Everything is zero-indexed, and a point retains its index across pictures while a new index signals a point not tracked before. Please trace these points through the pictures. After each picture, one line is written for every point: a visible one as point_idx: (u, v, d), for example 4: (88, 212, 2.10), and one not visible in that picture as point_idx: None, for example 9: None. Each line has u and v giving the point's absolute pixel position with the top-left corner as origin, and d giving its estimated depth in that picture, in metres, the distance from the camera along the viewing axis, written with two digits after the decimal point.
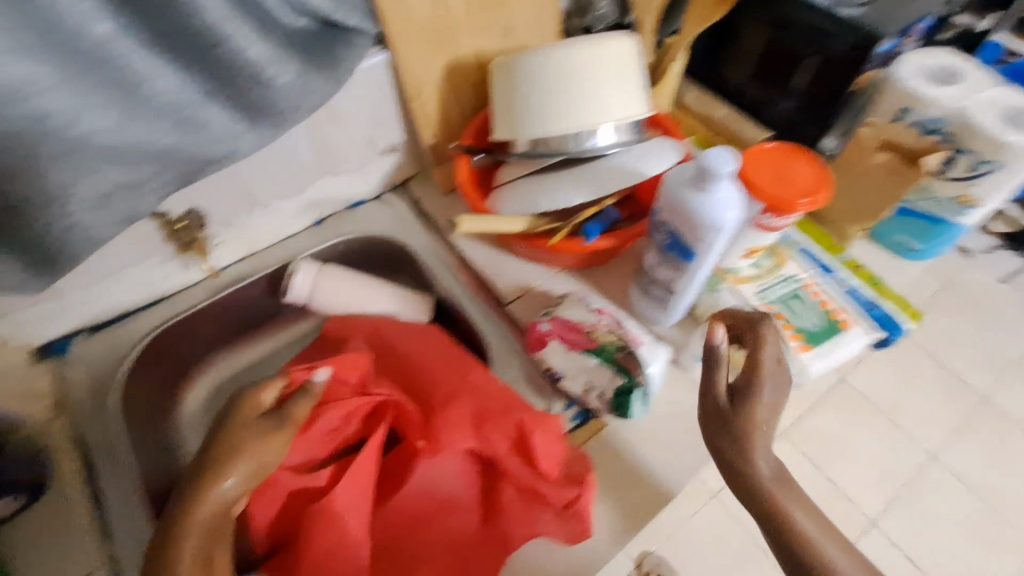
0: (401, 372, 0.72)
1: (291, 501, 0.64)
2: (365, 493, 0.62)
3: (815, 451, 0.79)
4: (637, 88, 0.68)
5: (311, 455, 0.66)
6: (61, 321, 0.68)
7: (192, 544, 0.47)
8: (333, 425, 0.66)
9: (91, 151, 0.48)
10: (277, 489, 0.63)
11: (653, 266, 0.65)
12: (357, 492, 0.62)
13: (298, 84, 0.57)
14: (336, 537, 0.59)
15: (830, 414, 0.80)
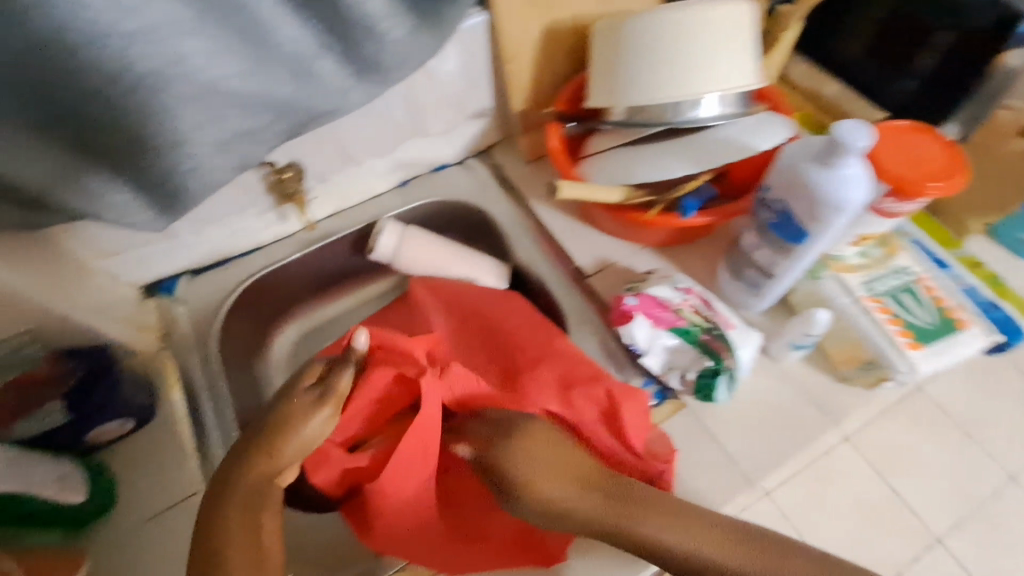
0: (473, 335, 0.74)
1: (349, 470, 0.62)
2: (426, 470, 0.61)
3: (879, 459, 0.74)
4: (750, 56, 0.64)
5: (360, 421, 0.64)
6: (171, 260, 0.72)
7: (234, 522, 0.50)
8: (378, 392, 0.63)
9: (218, 96, 0.50)
10: (333, 461, 0.61)
11: (751, 246, 0.62)
12: (417, 469, 0.60)
13: (408, 41, 0.57)
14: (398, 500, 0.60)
15: (900, 423, 0.75)
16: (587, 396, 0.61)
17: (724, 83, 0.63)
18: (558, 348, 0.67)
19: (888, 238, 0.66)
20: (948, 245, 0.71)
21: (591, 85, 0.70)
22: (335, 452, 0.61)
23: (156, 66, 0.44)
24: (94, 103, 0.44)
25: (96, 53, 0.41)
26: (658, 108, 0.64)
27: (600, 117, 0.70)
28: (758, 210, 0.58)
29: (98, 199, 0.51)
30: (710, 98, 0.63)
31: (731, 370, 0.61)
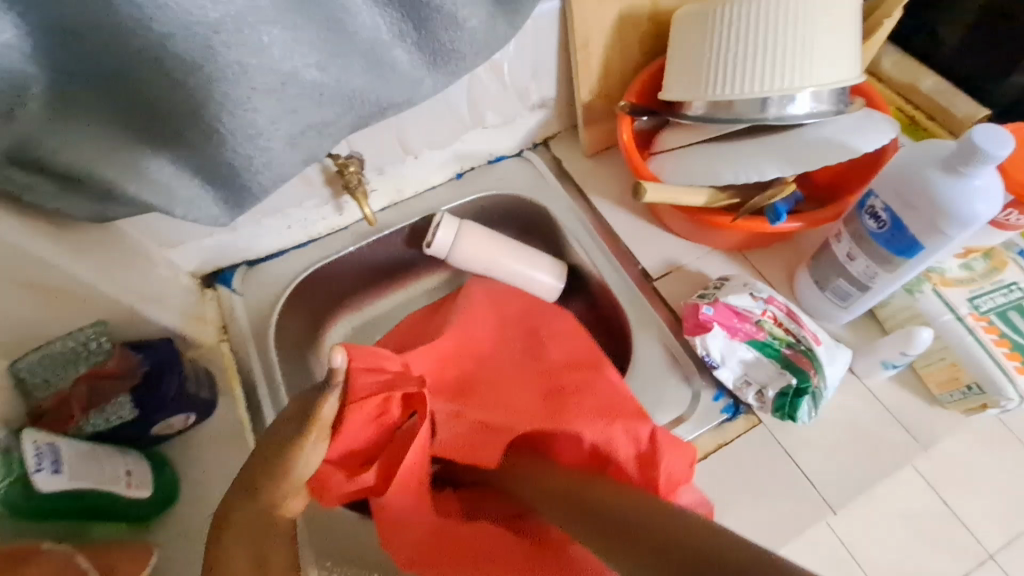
0: (501, 351, 0.72)
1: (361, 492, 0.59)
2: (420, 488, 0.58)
3: (940, 477, 0.68)
4: (850, 47, 0.59)
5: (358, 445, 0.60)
6: (228, 252, 0.72)
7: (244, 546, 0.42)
8: (369, 411, 0.59)
9: (295, 89, 0.47)
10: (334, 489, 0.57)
11: (844, 259, 0.57)
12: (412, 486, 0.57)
13: (486, 28, 0.53)
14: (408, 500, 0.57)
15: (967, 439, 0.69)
16: (622, 430, 0.58)
17: (823, 77, 0.58)
18: (596, 381, 0.64)
19: (994, 251, 0.60)
20: None
21: (670, 76, 0.65)
22: (336, 475, 0.57)
23: (238, 55, 0.42)
24: (173, 94, 0.43)
25: (181, 42, 0.40)
26: (749, 104, 0.59)
27: (678, 111, 0.65)
28: (858, 218, 0.54)
29: (169, 196, 0.49)
30: (807, 94, 0.58)
31: (817, 390, 0.58)
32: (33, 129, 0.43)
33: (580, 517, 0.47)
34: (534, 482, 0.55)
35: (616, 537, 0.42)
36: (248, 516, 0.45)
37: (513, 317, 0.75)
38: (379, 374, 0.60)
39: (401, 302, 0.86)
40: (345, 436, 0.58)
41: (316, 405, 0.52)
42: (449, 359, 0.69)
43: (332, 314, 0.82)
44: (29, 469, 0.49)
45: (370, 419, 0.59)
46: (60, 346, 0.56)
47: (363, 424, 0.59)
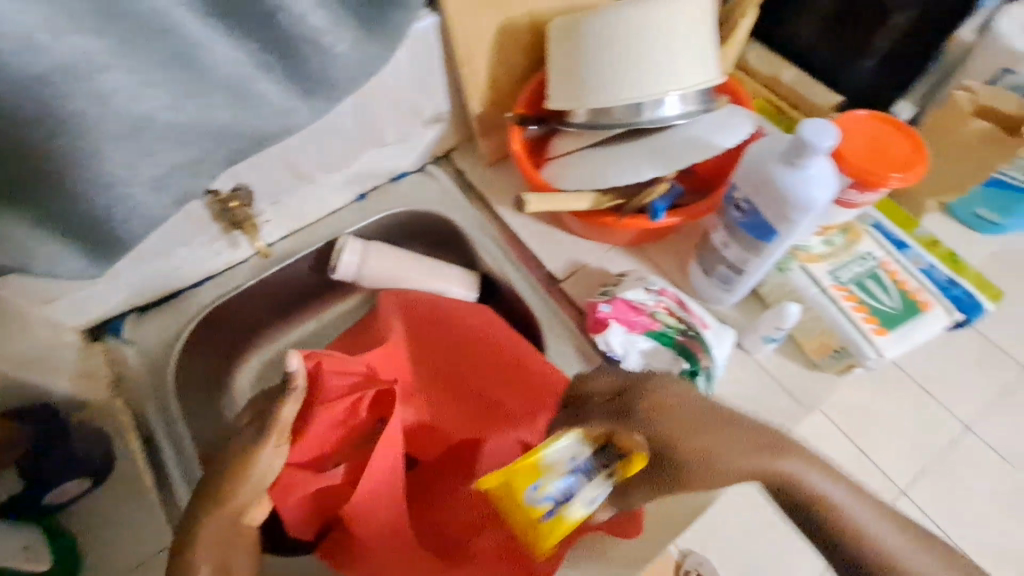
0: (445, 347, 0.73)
1: (322, 496, 0.63)
2: (388, 504, 0.62)
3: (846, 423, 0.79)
4: (709, 51, 0.63)
5: (320, 450, 0.65)
6: (113, 301, 0.68)
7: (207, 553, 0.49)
8: (335, 418, 0.65)
9: (149, 130, 0.46)
10: (299, 491, 0.60)
11: (720, 246, 0.62)
12: (380, 496, 0.62)
13: (356, 54, 0.53)
14: (376, 510, 0.61)
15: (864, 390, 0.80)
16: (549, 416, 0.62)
17: (686, 81, 0.62)
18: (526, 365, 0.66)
19: (851, 225, 0.67)
20: (907, 226, 0.71)
21: (551, 87, 0.68)
22: (300, 475, 0.60)
23: (81, 106, 0.41)
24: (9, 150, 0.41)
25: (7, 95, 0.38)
26: (625, 110, 0.62)
27: (563, 119, 0.68)
28: (725, 210, 0.58)
29: (24, 255, 0.46)
30: (676, 97, 0.62)
31: (708, 369, 0.62)
32: None
33: (820, 517, 0.44)
34: (707, 445, 0.48)
35: (857, 546, 0.43)
36: (216, 525, 0.50)
37: (445, 315, 0.74)
38: (348, 379, 0.66)
39: (315, 329, 0.83)
40: (313, 436, 0.63)
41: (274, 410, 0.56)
42: (401, 363, 0.72)
43: (242, 352, 0.79)
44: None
45: (336, 423, 0.66)
46: None
47: (332, 424, 0.65)
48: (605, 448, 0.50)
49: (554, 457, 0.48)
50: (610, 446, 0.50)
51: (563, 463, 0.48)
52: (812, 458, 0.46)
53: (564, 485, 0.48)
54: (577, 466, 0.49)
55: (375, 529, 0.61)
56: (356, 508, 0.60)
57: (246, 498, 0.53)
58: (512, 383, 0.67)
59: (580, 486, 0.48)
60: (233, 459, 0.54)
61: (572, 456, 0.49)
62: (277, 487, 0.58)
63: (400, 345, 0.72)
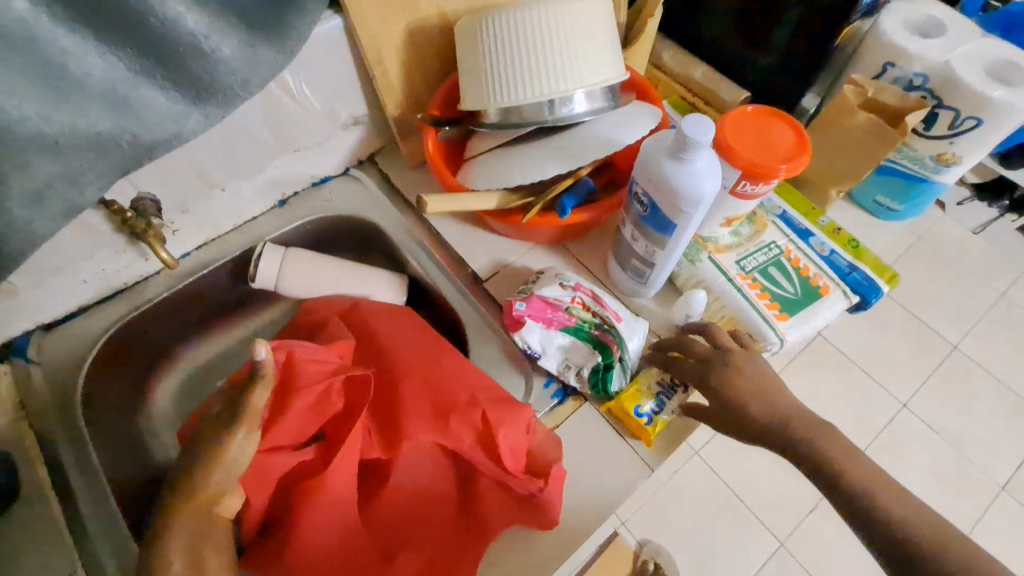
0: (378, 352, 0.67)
1: (286, 484, 0.62)
2: (346, 499, 0.60)
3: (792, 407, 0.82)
4: (613, 50, 0.65)
5: (300, 435, 0.62)
6: (13, 321, 0.64)
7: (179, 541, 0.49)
8: (310, 405, 0.61)
9: (20, 142, 0.44)
10: (268, 476, 0.60)
11: (631, 240, 0.63)
12: (344, 490, 0.60)
13: (246, 57, 0.53)
14: (337, 505, 0.60)
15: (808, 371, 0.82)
16: (461, 425, 0.59)
17: (589, 78, 0.63)
18: (446, 365, 0.63)
19: (757, 214, 0.70)
20: (812, 215, 0.74)
21: (462, 87, 0.67)
22: (273, 460, 0.60)
23: None
24: None
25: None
26: (535, 108, 0.63)
27: (476, 120, 0.68)
28: (631, 205, 0.60)
29: None
30: (581, 94, 0.63)
31: (622, 361, 0.63)
32: None
33: (828, 470, 0.47)
34: (770, 395, 0.54)
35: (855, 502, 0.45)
36: (192, 515, 0.51)
37: (403, 323, 0.70)
38: (325, 367, 0.63)
39: (241, 338, 0.81)
40: (286, 424, 0.60)
41: (246, 398, 0.54)
42: (373, 351, 0.68)
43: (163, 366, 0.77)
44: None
45: (311, 411, 0.61)
46: None
47: (305, 416, 0.61)
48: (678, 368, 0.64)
49: (647, 383, 0.64)
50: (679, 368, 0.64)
51: (653, 388, 0.63)
52: (829, 433, 0.49)
53: (657, 401, 0.63)
54: (662, 389, 0.64)
55: (308, 538, 0.59)
56: (318, 496, 0.59)
57: (220, 486, 0.53)
58: (445, 382, 0.62)
59: (670, 398, 0.63)
60: (207, 449, 0.53)
61: (661, 382, 0.64)
62: (248, 475, 0.58)
63: (372, 337, 0.69)
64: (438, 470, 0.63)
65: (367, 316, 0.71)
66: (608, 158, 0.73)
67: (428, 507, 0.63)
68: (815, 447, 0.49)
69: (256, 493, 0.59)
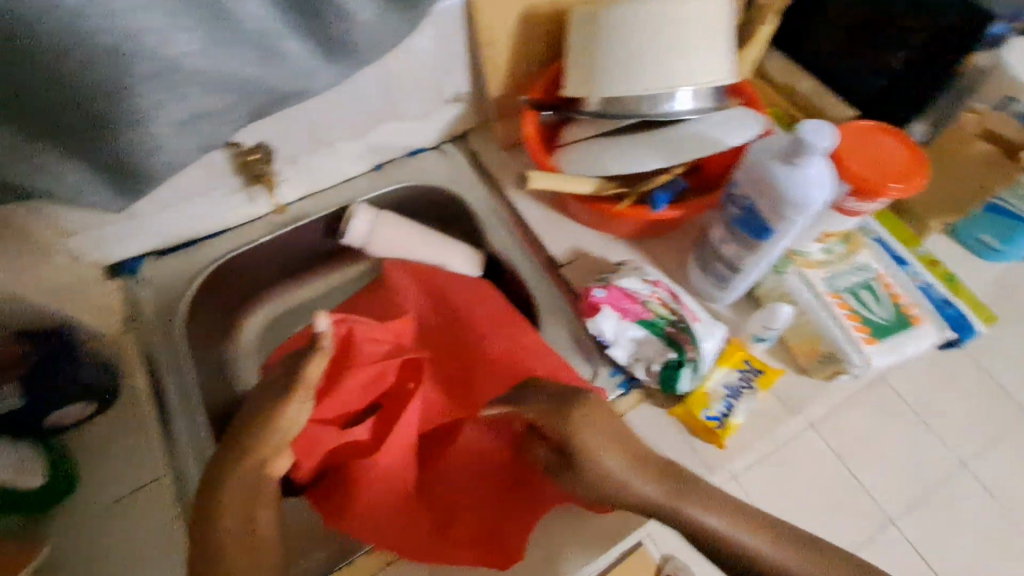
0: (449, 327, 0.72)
1: (336, 453, 0.64)
2: (402, 467, 0.64)
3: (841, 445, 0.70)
4: (728, 53, 0.65)
5: (348, 408, 0.67)
6: (134, 242, 0.70)
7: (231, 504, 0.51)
8: (365, 379, 0.66)
9: (179, 74, 0.48)
10: (321, 445, 0.62)
11: (718, 242, 0.63)
12: (397, 458, 0.63)
13: (380, 24, 0.56)
14: (389, 474, 0.63)
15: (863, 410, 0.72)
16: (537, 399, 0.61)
17: (699, 78, 0.63)
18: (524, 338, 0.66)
19: (852, 235, 0.68)
20: (910, 243, 0.72)
21: (569, 73, 0.69)
22: (325, 431, 0.63)
23: (111, 41, 0.43)
24: (44, 78, 0.43)
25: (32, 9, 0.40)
26: (639, 99, 0.64)
27: (576, 107, 0.69)
28: (725, 206, 0.59)
29: (56, 181, 0.50)
30: (687, 91, 0.63)
31: (695, 362, 0.62)
32: None
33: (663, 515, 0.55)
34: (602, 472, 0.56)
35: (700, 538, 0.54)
36: (242, 481, 0.53)
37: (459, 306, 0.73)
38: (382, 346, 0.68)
39: (321, 291, 0.85)
40: (338, 397, 0.65)
41: (301, 367, 0.56)
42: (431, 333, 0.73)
43: (251, 304, 0.82)
44: (25, 403, 0.56)
45: (367, 384, 0.66)
46: None
47: (355, 390, 0.66)
48: (744, 370, 0.64)
49: (713, 384, 0.63)
50: (746, 370, 0.64)
51: (719, 389, 0.63)
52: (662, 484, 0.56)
53: (724, 404, 0.62)
54: (729, 390, 0.63)
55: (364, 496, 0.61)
56: (375, 462, 0.62)
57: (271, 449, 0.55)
58: (503, 362, 0.65)
59: (738, 400, 0.62)
60: (260, 417, 0.55)
61: (727, 384, 0.63)
62: (297, 443, 0.61)
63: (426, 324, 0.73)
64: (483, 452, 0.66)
65: (441, 286, 0.76)
66: (698, 161, 0.73)
67: (478, 481, 0.65)
68: (672, 506, 0.55)
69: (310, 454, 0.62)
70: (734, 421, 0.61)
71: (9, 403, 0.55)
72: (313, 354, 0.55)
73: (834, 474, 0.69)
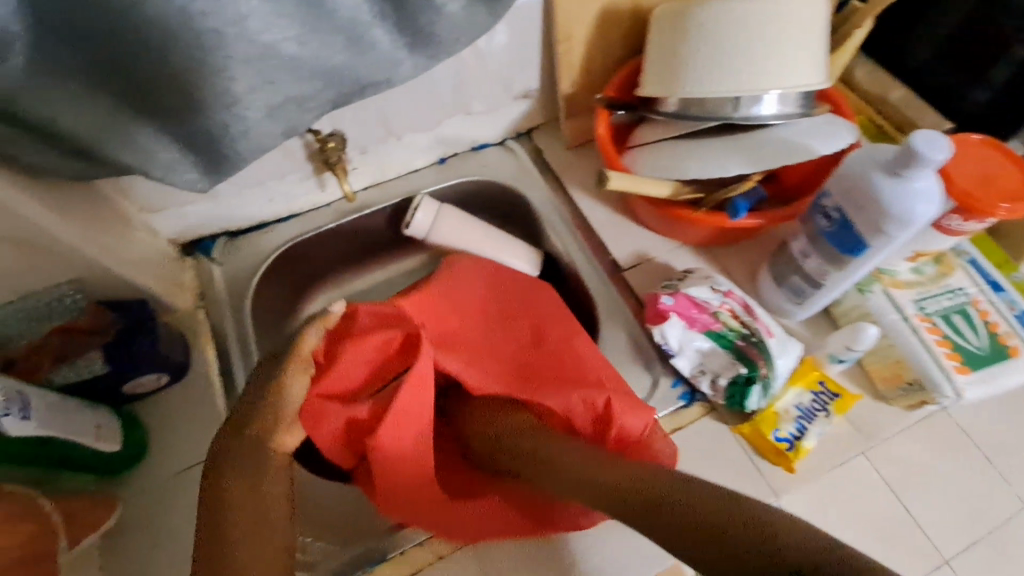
0: (484, 314, 0.70)
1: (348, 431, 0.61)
2: (415, 449, 0.59)
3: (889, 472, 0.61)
4: (820, 56, 0.61)
5: (356, 383, 0.63)
6: (210, 222, 0.73)
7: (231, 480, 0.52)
8: (367, 355, 0.63)
9: (275, 60, 0.48)
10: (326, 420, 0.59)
11: (798, 255, 0.60)
12: (404, 437, 0.59)
13: (465, 15, 0.55)
14: (395, 453, 0.58)
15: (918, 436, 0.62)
16: (579, 396, 0.61)
17: (788, 81, 0.60)
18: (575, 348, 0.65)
19: (944, 256, 0.63)
20: (1005, 268, 0.67)
21: (647, 73, 0.67)
22: (329, 408, 0.60)
23: (217, 25, 0.43)
24: (147, 58, 0.44)
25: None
26: (722, 102, 0.61)
27: (653, 107, 0.67)
28: (810, 218, 0.56)
29: (148, 158, 0.51)
30: (774, 95, 0.60)
31: (766, 380, 0.59)
32: (13, 87, 0.43)
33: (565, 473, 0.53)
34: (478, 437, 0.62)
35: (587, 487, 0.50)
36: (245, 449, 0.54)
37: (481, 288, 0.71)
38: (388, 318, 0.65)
39: (380, 281, 0.87)
40: (339, 373, 0.62)
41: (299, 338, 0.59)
42: (444, 313, 0.68)
43: (314, 289, 0.84)
44: (108, 370, 0.58)
45: (369, 360, 0.63)
46: (38, 302, 0.58)
47: (359, 365, 0.63)
48: (818, 393, 0.61)
49: (784, 405, 0.60)
50: (821, 392, 0.61)
51: (791, 410, 0.60)
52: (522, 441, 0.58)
53: (796, 426, 0.59)
54: (800, 412, 0.60)
55: (389, 480, 0.59)
56: (380, 440, 0.57)
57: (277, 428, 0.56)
58: (538, 371, 0.65)
59: (811, 423, 0.59)
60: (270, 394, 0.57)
61: (800, 406, 0.60)
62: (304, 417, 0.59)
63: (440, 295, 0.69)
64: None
65: (506, 284, 0.72)
66: (775, 169, 0.70)
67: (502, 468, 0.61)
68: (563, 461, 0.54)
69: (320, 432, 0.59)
70: (806, 444, 0.58)
71: (94, 367, 0.57)
72: (310, 324, 0.60)
73: (879, 500, 0.59)
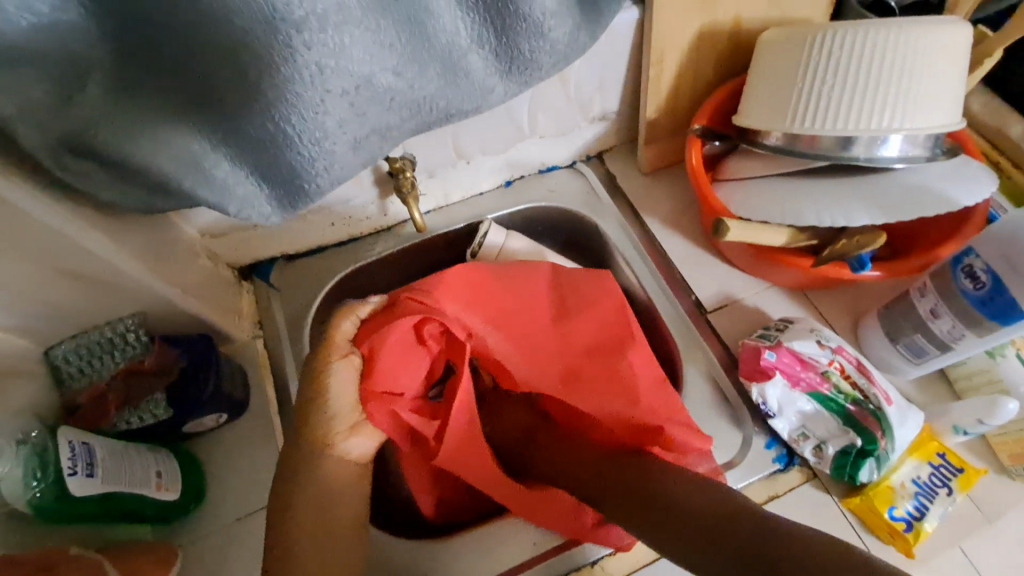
0: (535, 295, 0.62)
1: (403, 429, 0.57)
2: (473, 450, 0.57)
3: (980, 549, 0.54)
4: (952, 91, 0.55)
5: (410, 377, 0.58)
6: (268, 246, 0.69)
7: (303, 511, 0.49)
8: (409, 339, 0.57)
9: (370, 92, 0.44)
10: (382, 413, 0.55)
11: (924, 317, 0.54)
12: (463, 434, 0.57)
13: (569, 37, 0.50)
14: (461, 445, 0.57)
15: (1015, 508, 0.55)
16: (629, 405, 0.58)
17: (918, 121, 0.54)
18: (625, 361, 0.60)
19: None
20: None
21: (747, 102, 0.61)
22: (385, 402, 0.55)
23: (318, 56, 0.38)
24: (235, 93, 0.39)
25: (246, 19, 0.35)
26: (835, 140, 0.55)
27: (752, 139, 0.61)
28: (949, 275, 0.52)
29: (223, 192, 0.46)
30: (900, 135, 0.54)
31: (883, 452, 0.54)
32: (95, 117, 0.39)
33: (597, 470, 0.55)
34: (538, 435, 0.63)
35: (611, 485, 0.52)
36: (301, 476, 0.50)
37: (520, 271, 0.63)
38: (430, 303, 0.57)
39: None
40: (388, 365, 0.55)
41: (330, 328, 0.55)
42: (482, 289, 0.60)
43: None
44: (172, 413, 0.56)
45: (411, 347, 0.58)
46: (97, 336, 0.55)
47: (402, 356, 0.57)
48: (938, 466, 0.56)
49: (900, 479, 0.55)
50: (941, 465, 0.56)
51: (909, 484, 0.55)
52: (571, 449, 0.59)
53: (914, 503, 0.54)
54: (919, 488, 0.55)
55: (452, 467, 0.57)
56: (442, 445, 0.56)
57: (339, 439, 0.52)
58: (600, 362, 0.61)
59: (932, 502, 0.54)
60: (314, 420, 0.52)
61: (918, 481, 0.55)
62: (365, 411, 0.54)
63: (477, 274, 0.60)
64: (537, 415, 0.66)
65: (575, 285, 0.63)
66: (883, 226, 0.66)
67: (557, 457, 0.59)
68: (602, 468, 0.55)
69: (378, 425, 0.54)
70: (927, 527, 0.53)
71: (157, 413, 0.55)
72: (345, 315, 0.55)
73: None
